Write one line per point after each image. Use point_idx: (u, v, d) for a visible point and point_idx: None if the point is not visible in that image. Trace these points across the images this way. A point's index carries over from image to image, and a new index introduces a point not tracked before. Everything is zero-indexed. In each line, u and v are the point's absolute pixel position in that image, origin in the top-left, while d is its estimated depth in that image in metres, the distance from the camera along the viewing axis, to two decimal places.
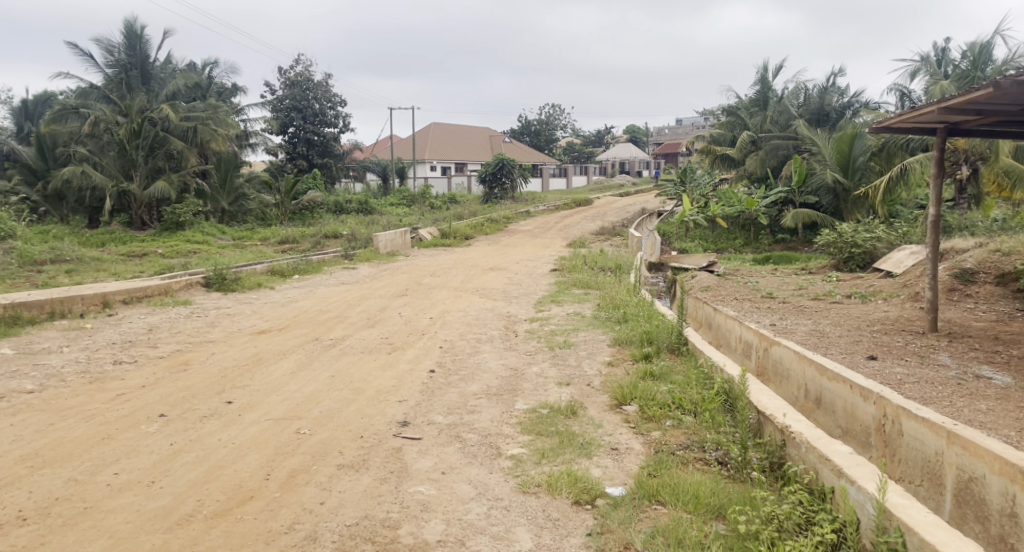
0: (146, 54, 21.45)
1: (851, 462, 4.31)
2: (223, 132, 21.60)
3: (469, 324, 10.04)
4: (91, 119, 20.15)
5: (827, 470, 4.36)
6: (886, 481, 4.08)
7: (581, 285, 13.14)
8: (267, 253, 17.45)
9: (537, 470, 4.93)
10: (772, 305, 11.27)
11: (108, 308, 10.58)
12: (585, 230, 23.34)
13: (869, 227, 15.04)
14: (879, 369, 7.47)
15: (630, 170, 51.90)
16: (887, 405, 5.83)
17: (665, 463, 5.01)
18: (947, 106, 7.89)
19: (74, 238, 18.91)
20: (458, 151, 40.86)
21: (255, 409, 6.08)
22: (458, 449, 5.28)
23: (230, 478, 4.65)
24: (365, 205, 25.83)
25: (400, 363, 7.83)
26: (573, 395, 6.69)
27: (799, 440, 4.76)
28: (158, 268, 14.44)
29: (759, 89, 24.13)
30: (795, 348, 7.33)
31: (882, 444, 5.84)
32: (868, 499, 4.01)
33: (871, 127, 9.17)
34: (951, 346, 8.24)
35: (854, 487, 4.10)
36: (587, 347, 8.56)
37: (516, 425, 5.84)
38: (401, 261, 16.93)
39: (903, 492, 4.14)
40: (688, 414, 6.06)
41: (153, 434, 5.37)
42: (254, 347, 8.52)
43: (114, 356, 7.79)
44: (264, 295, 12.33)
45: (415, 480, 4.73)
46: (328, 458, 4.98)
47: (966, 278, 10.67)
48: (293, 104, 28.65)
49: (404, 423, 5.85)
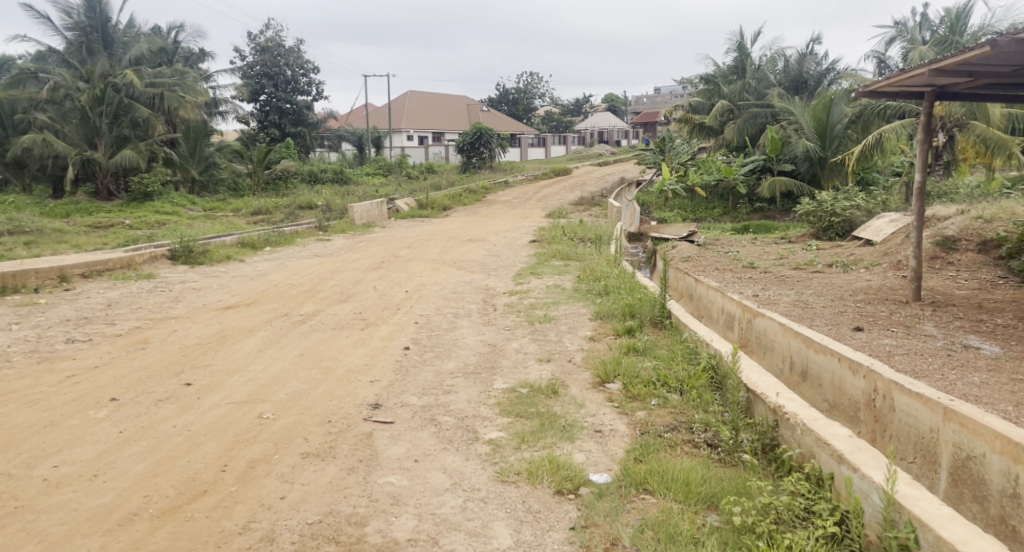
0: (107, 16, 20.72)
1: (853, 446, 4.05)
2: (191, 99, 20.87)
3: (446, 298, 9.70)
4: (51, 85, 19.48)
5: (826, 455, 4.11)
6: (894, 468, 3.81)
7: (561, 256, 12.82)
8: (238, 225, 16.95)
9: (516, 456, 4.63)
10: (753, 275, 11.01)
11: (65, 282, 10.14)
12: (564, 200, 23.01)
13: (849, 194, 14.78)
14: (865, 341, 7.24)
15: (608, 140, 51.43)
16: (878, 380, 5.57)
17: (652, 446, 4.72)
18: (937, 67, 7.59)
19: (38, 209, 18.28)
20: (435, 120, 40.22)
21: (216, 391, 5.76)
22: (433, 434, 4.97)
23: (182, 471, 4.31)
24: (340, 175, 25.30)
25: (373, 340, 7.48)
26: (553, 373, 6.38)
27: (794, 422, 4.48)
28: (122, 240, 13.96)
29: (738, 56, 23.76)
30: (780, 319, 7.08)
31: (872, 420, 5.61)
32: (873, 488, 3.76)
33: (857, 91, 8.85)
34: (936, 315, 8.02)
35: (858, 475, 3.85)
36: (567, 321, 8.25)
37: (494, 406, 5.53)
38: (377, 233, 16.52)
39: (911, 481, 3.88)
40: (674, 391, 5.78)
41: (100, 421, 4.98)
42: (219, 323, 8.15)
43: (67, 335, 7.42)
44: (233, 268, 11.90)
45: (386, 469, 4.41)
46: (292, 446, 4.65)
47: (948, 246, 10.47)
48: (264, 71, 27.96)
49: (375, 406, 5.52)
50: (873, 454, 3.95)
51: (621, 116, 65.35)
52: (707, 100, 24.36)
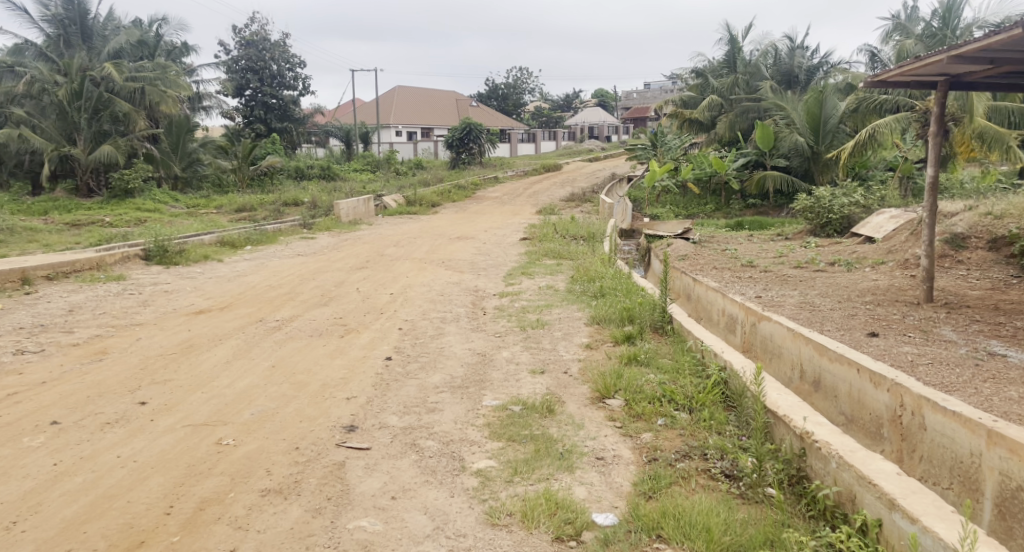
0: (85, 8, 19.98)
1: (905, 489, 3.55)
2: (172, 93, 20.13)
3: (433, 301, 9.12)
4: (27, 79, 18.79)
5: (871, 498, 3.62)
6: (961, 521, 3.33)
7: (552, 255, 12.23)
8: (220, 222, 16.29)
9: (508, 491, 4.08)
10: (752, 275, 10.43)
11: (29, 284, 9.57)
12: (555, 196, 22.45)
13: (845, 190, 14.21)
14: (884, 348, 6.54)
15: (598, 136, 50.73)
16: (905, 394, 4.95)
17: (662, 479, 4.18)
18: (957, 54, 6.95)
19: (14, 206, 17.60)
20: (423, 115, 39.60)
21: (173, 411, 5.27)
22: (414, 464, 4.43)
23: (119, 515, 3.94)
24: (327, 170, 24.59)
25: (352, 350, 6.88)
26: (548, 387, 5.81)
27: (828, 452, 3.94)
28: (96, 239, 13.33)
29: (729, 50, 23.25)
30: (787, 324, 6.49)
31: (897, 439, 5.00)
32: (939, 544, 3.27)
33: (866, 81, 8.20)
34: (951, 318, 7.43)
35: (921, 530, 3.35)
36: (562, 326, 7.66)
37: (483, 428, 4.95)
38: (364, 230, 15.93)
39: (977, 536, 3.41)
40: (682, 409, 5.18)
41: (35, 450, 4.65)
42: (187, 330, 7.57)
43: (17, 345, 6.94)
44: (210, 269, 11.28)
45: (357, 511, 3.93)
46: (250, 482, 4.22)
47: (956, 244, 9.90)
48: (249, 65, 27.21)
49: (350, 428, 4.97)
50: (933, 501, 3.46)
51: (611, 112, 64.77)
52: (698, 95, 23.73)
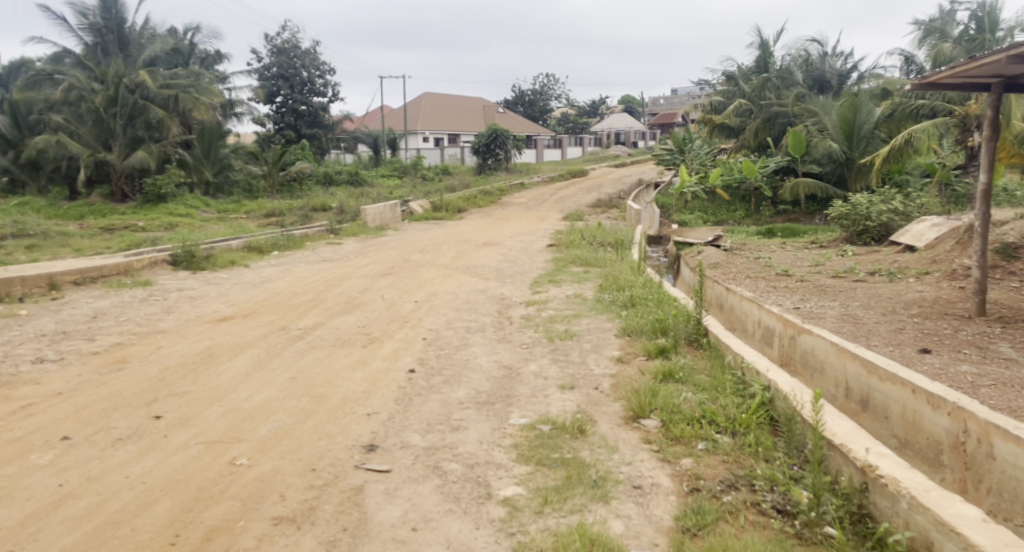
0: (124, 17, 20.13)
1: (992, 540, 3.23)
2: (207, 100, 19.93)
3: (459, 309, 8.85)
4: (65, 87, 18.83)
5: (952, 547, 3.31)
6: None
7: (581, 262, 11.89)
8: (248, 227, 16.14)
9: (538, 525, 3.79)
10: (789, 285, 10.03)
11: (54, 290, 9.41)
12: (582, 202, 22.09)
13: (884, 197, 13.73)
14: (940, 366, 6.14)
15: (626, 142, 50.26)
16: (968, 420, 4.57)
17: (706, 513, 3.86)
18: (1014, 55, 6.52)
19: (50, 211, 17.59)
20: (450, 120, 39.46)
21: (187, 426, 5.02)
22: (436, 489, 4.14)
23: (121, 545, 3.69)
24: (355, 176, 24.44)
25: (374, 361, 6.60)
26: (579, 404, 5.48)
27: (896, 491, 3.62)
28: (125, 243, 13.20)
29: (761, 55, 22.83)
30: (831, 338, 6.10)
31: (961, 467, 4.62)
32: None
33: (913, 83, 7.75)
34: (1007, 333, 6.99)
35: None
36: (592, 338, 7.33)
37: (510, 449, 4.65)
38: (391, 236, 15.71)
39: None
40: (724, 432, 4.84)
41: (41, 468, 4.42)
42: (210, 338, 7.33)
43: (37, 353, 6.75)
44: (236, 275, 11.08)
45: (374, 544, 3.67)
46: (262, 507, 3.96)
47: (1008, 254, 9.39)
48: (280, 72, 27.21)
49: (370, 447, 4.68)
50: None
51: (638, 116, 64.41)
52: (728, 100, 23.26)
